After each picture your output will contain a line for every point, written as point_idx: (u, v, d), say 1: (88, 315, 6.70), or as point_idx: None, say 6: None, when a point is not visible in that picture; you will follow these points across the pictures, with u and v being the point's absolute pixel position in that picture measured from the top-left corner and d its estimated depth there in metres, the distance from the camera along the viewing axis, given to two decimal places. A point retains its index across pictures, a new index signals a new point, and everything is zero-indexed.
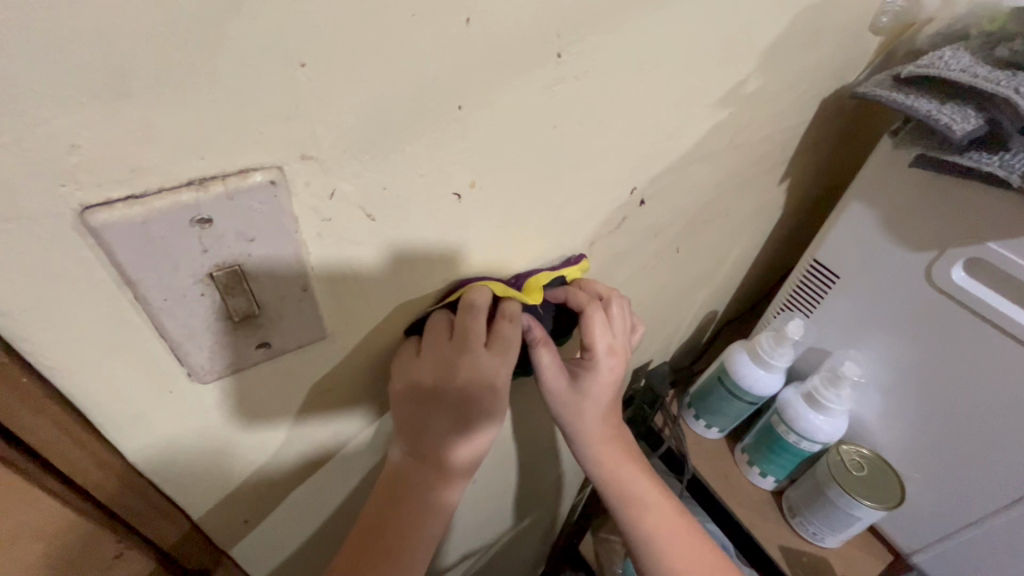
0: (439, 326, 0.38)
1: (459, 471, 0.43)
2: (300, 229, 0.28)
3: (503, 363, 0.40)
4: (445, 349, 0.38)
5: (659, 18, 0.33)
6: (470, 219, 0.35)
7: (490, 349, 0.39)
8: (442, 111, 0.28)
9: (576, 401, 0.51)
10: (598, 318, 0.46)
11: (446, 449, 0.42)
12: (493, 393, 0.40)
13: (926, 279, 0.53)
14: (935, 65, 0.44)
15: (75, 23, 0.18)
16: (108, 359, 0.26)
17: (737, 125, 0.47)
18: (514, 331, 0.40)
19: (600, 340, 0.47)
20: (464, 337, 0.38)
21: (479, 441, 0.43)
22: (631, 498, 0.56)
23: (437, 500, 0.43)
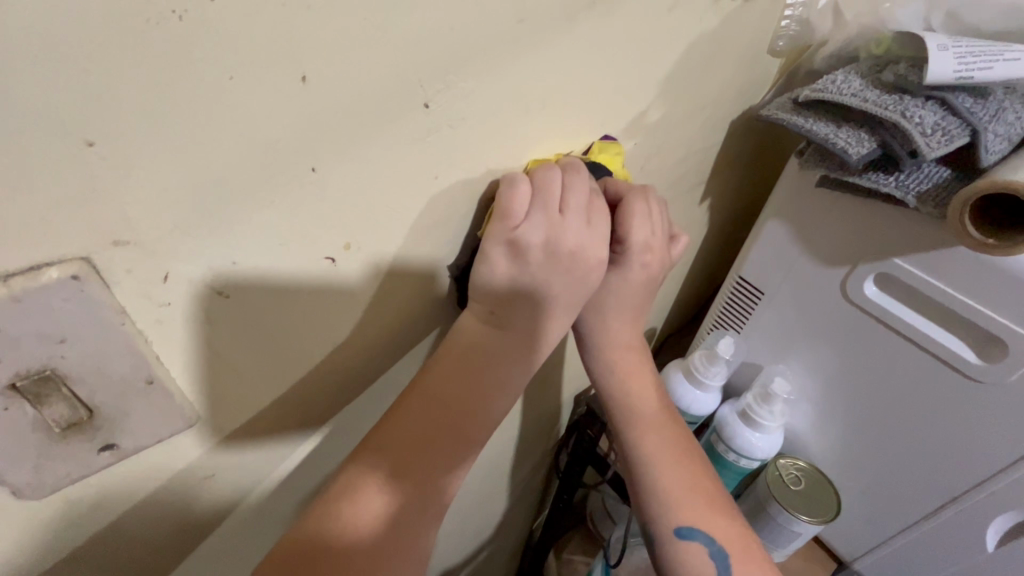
0: (547, 178, 0.34)
1: (519, 376, 0.35)
2: (127, 320, 0.24)
3: (594, 240, 0.35)
4: (546, 208, 0.33)
5: (540, 57, 0.31)
6: (355, 278, 0.32)
7: (587, 215, 0.35)
8: (293, 176, 0.25)
9: (613, 316, 0.44)
10: (638, 206, 0.39)
11: (532, 340, 0.35)
12: (576, 271, 0.35)
13: (842, 294, 0.54)
14: (828, 89, 0.44)
15: None
16: None
17: (645, 153, 0.46)
18: (604, 205, 0.36)
19: (636, 229, 0.39)
20: (542, 196, 0.34)
21: (551, 334, 0.36)
22: (640, 428, 0.46)
23: (474, 438, 0.33)
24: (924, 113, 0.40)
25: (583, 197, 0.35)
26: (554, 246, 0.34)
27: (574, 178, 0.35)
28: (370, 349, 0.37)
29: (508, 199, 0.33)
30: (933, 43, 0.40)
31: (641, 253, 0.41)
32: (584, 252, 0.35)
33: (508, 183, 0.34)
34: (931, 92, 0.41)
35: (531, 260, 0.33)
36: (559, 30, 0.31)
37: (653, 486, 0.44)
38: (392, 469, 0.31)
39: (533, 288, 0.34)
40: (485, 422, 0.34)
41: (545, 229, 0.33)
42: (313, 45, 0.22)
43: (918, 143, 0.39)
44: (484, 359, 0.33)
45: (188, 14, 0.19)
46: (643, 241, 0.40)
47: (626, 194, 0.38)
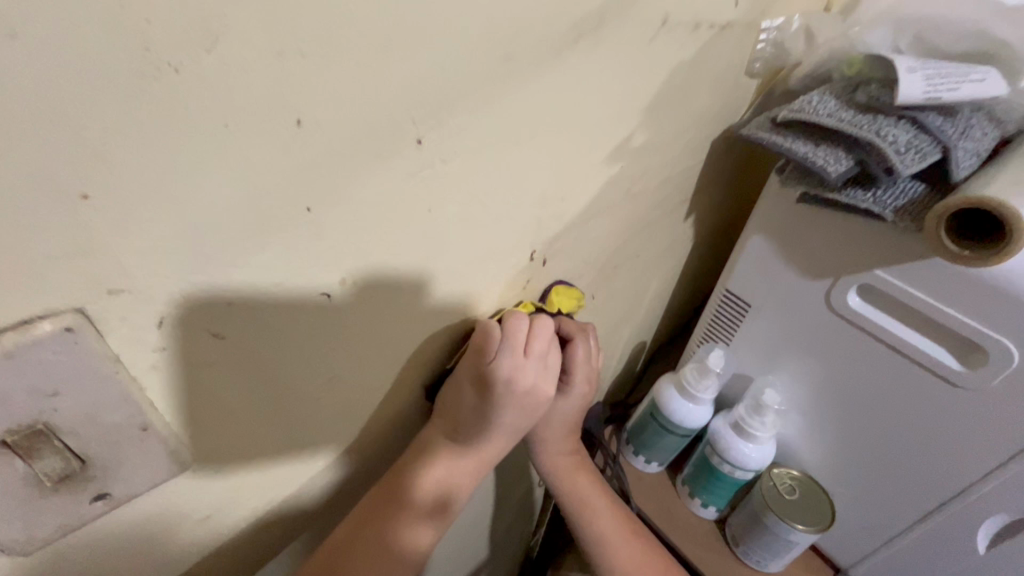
0: (515, 329, 0.42)
1: (468, 486, 0.46)
2: (122, 367, 0.24)
3: (547, 380, 0.45)
4: (505, 363, 0.41)
5: (528, 91, 0.32)
6: (350, 313, 0.32)
7: (537, 354, 0.43)
8: (288, 217, 0.25)
9: (571, 397, 0.54)
10: (582, 347, 0.49)
11: (478, 450, 0.46)
12: (531, 414, 0.46)
13: (827, 305, 0.55)
14: (805, 109, 0.45)
15: None
16: None
17: (631, 176, 0.47)
18: (553, 340, 0.45)
19: (579, 365, 0.50)
20: (509, 345, 0.41)
21: (500, 438, 0.46)
22: (580, 502, 0.59)
23: (439, 512, 0.45)
24: (897, 133, 0.41)
25: (528, 342, 0.43)
26: (517, 382, 0.43)
27: (528, 352, 0.43)
28: (366, 380, 0.37)
29: (482, 343, 0.41)
30: (903, 66, 0.42)
31: (582, 374, 0.51)
32: (534, 391, 0.44)
33: (486, 328, 0.41)
34: (902, 112, 0.42)
35: (495, 392, 0.42)
36: (547, 63, 0.32)
37: (601, 551, 0.58)
38: (365, 544, 0.40)
39: (490, 433, 0.45)
40: (450, 515, 0.47)
41: (511, 370, 0.41)
42: (308, 90, 0.22)
43: (892, 161, 0.41)
44: (437, 458, 0.43)
45: (182, 63, 0.19)
46: (582, 382, 0.52)
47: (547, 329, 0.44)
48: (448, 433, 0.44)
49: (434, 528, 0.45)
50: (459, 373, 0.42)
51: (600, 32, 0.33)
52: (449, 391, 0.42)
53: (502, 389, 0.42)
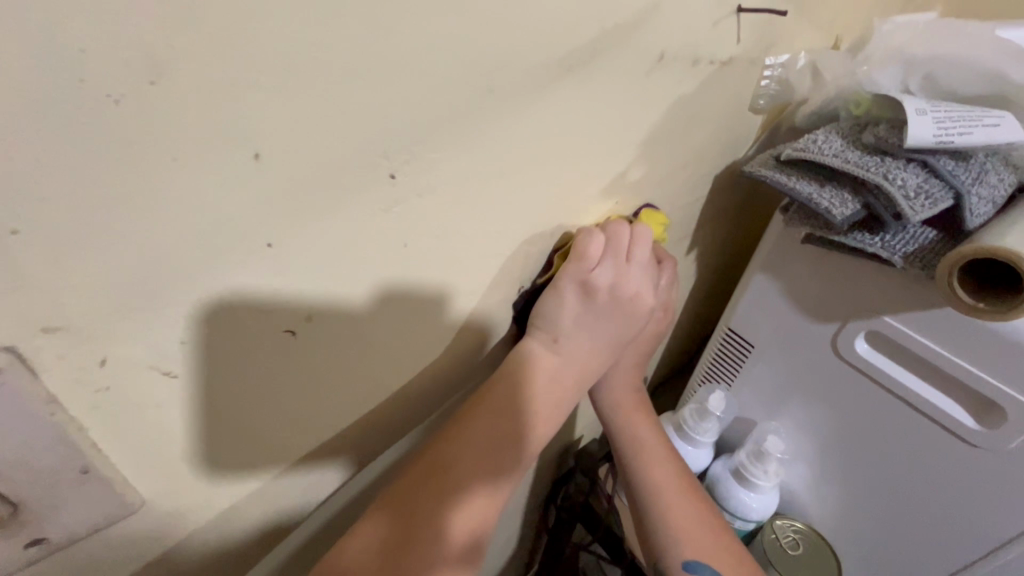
0: (590, 240, 0.40)
1: (544, 421, 0.41)
2: (59, 409, 0.22)
3: (640, 285, 0.43)
4: (615, 262, 0.41)
5: (513, 125, 0.31)
6: (318, 348, 0.31)
7: (640, 258, 0.43)
8: (246, 253, 0.24)
9: (643, 352, 0.53)
10: (670, 270, 0.48)
11: (552, 352, 0.41)
12: (637, 307, 0.44)
13: (833, 350, 0.52)
14: (810, 148, 0.43)
15: None
16: None
17: (627, 211, 0.46)
18: (651, 281, 0.44)
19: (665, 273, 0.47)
20: (610, 246, 0.41)
21: (584, 344, 0.42)
22: (653, 458, 0.50)
23: (482, 432, 0.38)
24: (906, 176, 0.39)
25: (631, 254, 0.42)
26: (603, 289, 0.41)
27: (626, 262, 0.42)
28: (338, 417, 0.35)
29: (581, 251, 0.40)
30: (912, 107, 0.40)
31: (633, 355, 0.53)
32: (627, 300, 0.43)
33: (584, 236, 0.40)
34: (912, 155, 0.40)
35: (597, 300, 0.41)
36: (533, 98, 0.30)
37: (654, 499, 0.49)
38: (427, 496, 0.36)
39: (582, 304, 0.41)
40: (534, 435, 0.40)
41: (613, 276, 0.41)
42: (264, 126, 0.21)
43: (901, 206, 0.39)
44: (516, 396, 0.39)
45: (124, 98, 0.18)
46: (660, 318, 0.53)
47: (660, 257, 0.47)
48: (539, 331, 0.41)
49: (474, 525, 0.37)
50: (559, 281, 0.40)
51: (591, 68, 0.32)
52: (534, 329, 0.41)
53: (587, 289, 0.40)
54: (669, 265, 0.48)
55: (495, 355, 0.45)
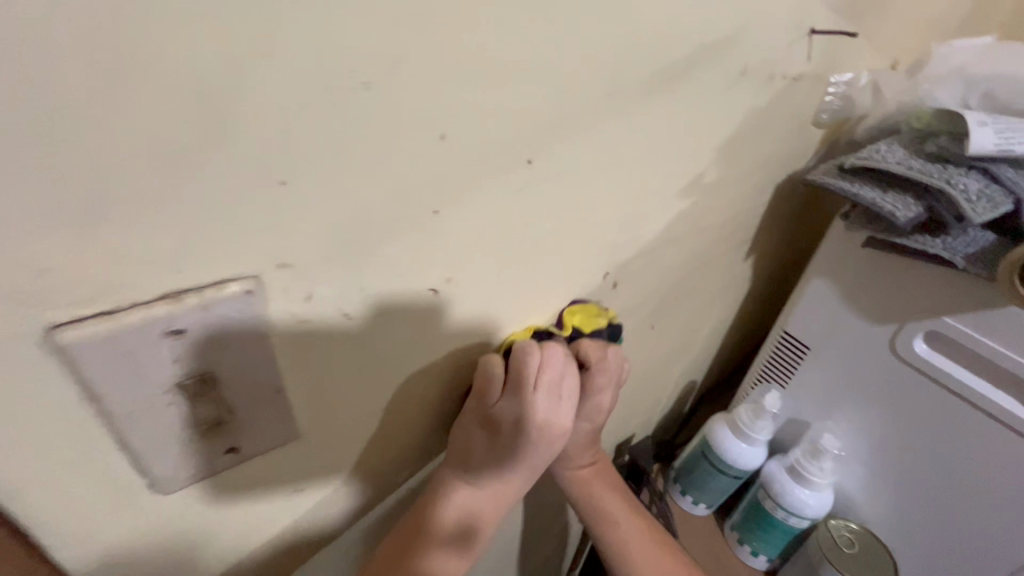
0: (522, 364, 0.39)
1: (502, 496, 0.45)
2: (274, 334, 0.28)
3: (554, 410, 0.41)
4: (519, 394, 0.40)
5: (622, 124, 0.36)
6: (448, 309, 0.36)
7: (556, 394, 0.41)
8: (418, 217, 0.29)
9: (598, 419, 0.52)
10: (597, 376, 0.46)
11: (487, 458, 0.43)
12: (546, 442, 0.42)
13: (891, 350, 0.55)
14: (874, 157, 0.47)
15: (73, 161, 0.19)
16: (55, 476, 0.25)
17: (700, 211, 0.50)
18: (575, 377, 0.42)
19: (597, 379, 0.46)
20: (512, 377, 0.39)
21: (500, 475, 0.44)
22: (608, 517, 0.57)
23: (453, 480, 0.43)
24: (968, 182, 0.43)
25: (557, 377, 0.41)
26: (505, 415, 0.40)
27: (548, 391, 0.40)
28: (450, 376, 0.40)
29: (483, 380, 0.40)
30: (973, 119, 0.44)
31: (591, 414, 0.51)
32: (546, 430, 0.41)
33: (488, 362, 0.40)
34: (973, 163, 0.44)
35: (503, 433, 0.41)
36: (640, 101, 0.36)
37: (624, 554, 0.56)
38: (412, 538, 0.41)
39: (496, 432, 0.41)
40: (501, 497, 0.45)
41: (546, 411, 0.41)
42: (452, 111, 0.27)
43: (964, 208, 0.42)
44: (477, 466, 0.43)
45: (371, 83, 0.23)
46: (609, 401, 0.50)
47: (591, 362, 0.44)
48: (478, 432, 0.42)
49: (463, 555, 0.44)
50: (469, 412, 0.41)
51: (687, 78, 0.37)
52: (460, 427, 0.42)
53: (488, 420, 0.41)
54: (611, 351, 0.45)
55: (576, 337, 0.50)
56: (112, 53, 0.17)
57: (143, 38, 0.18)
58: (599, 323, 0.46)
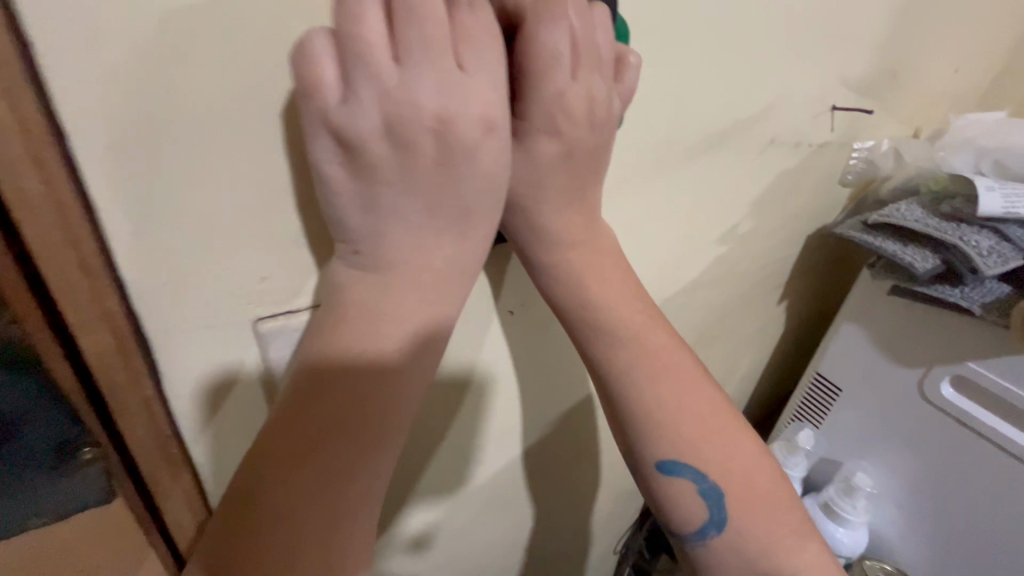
0: (352, 17, 0.22)
1: (433, 294, 0.27)
2: None
3: (457, 94, 0.24)
4: (378, 67, 0.22)
5: (667, 184, 0.44)
6: (520, 330, 0.43)
7: (450, 57, 0.23)
8: (505, 253, 0.38)
9: (566, 124, 0.29)
10: (558, 45, 0.26)
11: (377, 227, 0.25)
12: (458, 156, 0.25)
13: (920, 393, 0.58)
14: (894, 215, 0.53)
15: (295, 204, 0.27)
16: (229, 437, 0.33)
17: (735, 257, 0.57)
18: (491, 32, 0.24)
19: (563, 51, 0.26)
20: (353, 42, 0.22)
21: (401, 234, 0.26)
22: (660, 425, 0.36)
23: (337, 314, 0.26)
24: (980, 239, 0.48)
25: (446, 31, 0.23)
26: (393, 95, 0.23)
27: (473, 10, 0.24)
28: (515, 391, 0.47)
29: (303, 63, 0.22)
30: (982, 184, 0.50)
31: (550, 126, 0.29)
32: (455, 126, 0.24)
33: (305, 42, 0.22)
34: (984, 223, 0.50)
35: (369, 152, 0.24)
36: (683, 165, 0.44)
37: (672, 439, 0.36)
38: (313, 376, 0.25)
39: (361, 155, 0.24)
40: (427, 322, 0.27)
41: (433, 97, 0.23)
42: None
43: (975, 261, 0.47)
44: (370, 302, 0.26)
45: None
46: (584, 100, 0.28)
47: (525, 11, 0.26)
48: (341, 165, 0.24)
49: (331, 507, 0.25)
50: (310, 125, 0.23)
51: (722, 146, 0.45)
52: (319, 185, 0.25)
53: (348, 138, 0.23)
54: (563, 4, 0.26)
55: None
56: None
57: None
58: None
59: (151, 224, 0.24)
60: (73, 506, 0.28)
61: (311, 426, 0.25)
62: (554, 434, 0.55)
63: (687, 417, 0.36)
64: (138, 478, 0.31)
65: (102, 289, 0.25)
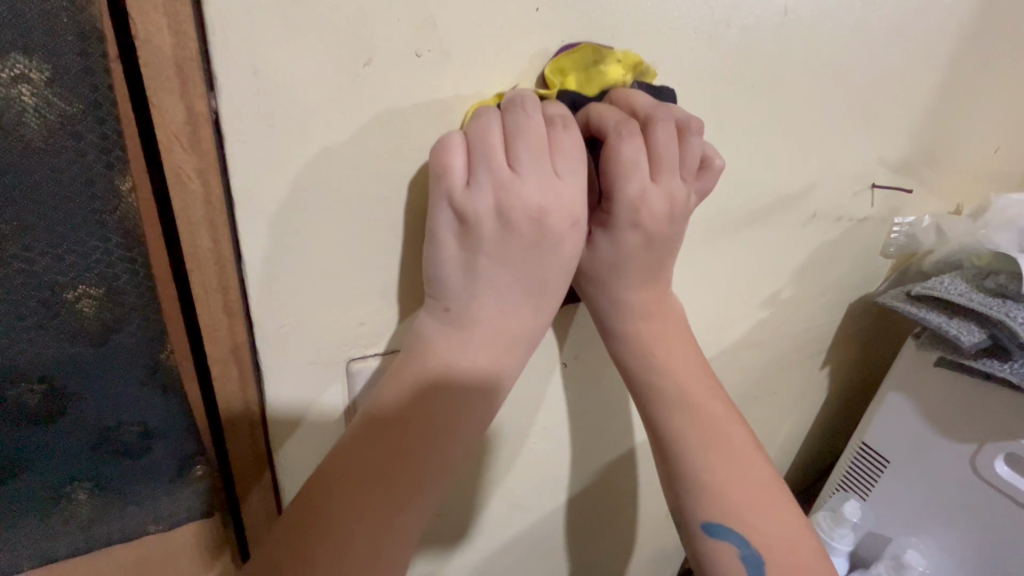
0: (478, 131, 0.28)
1: (503, 353, 0.31)
2: None
3: (552, 190, 0.28)
4: (496, 167, 0.28)
5: (714, 252, 0.47)
6: (573, 382, 0.46)
7: (548, 164, 0.28)
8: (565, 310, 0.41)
9: (647, 215, 0.32)
10: (637, 146, 0.30)
11: (472, 292, 0.29)
12: (549, 237, 0.29)
13: (972, 469, 0.57)
14: (938, 287, 0.55)
15: (395, 261, 0.32)
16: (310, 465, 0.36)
17: (777, 321, 0.59)
18: (579, 146, 0.29)
19: (639, 154, 0.30)
20: (475, 149, 0.28)
21: (491, 300, 0.30)
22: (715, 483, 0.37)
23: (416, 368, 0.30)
24: None
25: (547, 141, 0.28)
26: (501, 188, 0.28)
27: (567, 124, 0.29)
28: (564, 439, 0.49)
29: (438, 160, 0.28)
30: None
31: (632, 218, 0.33)
32: (549, 219, 0.29)
33: (439, 144, 0.28)
34: None
35: (480, 235, 0.29)
36: (729, 236, 0.47)
37: (713, 498, 0.38)
38: (392, 412, 0.29)
39: (472, 233, 0.29)
40: (490, 380, 0.31)
41: (535, 193, 0.28)
42: None
43: None
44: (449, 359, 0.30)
45: None
46: (661, 194, 0.32)
47: (608, 130, 0.30)
48: (456, 242, 0.29)
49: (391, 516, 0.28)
50: (435, 203, 0.29)
51: (766, 218, 0.49)
52: (432, 259, 0.30)
53: (462, 222, 0.28)
54: (637, 116, 0.30)
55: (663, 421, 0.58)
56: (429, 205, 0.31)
57: None
58: (606, 77, 0.32)
59: (283, 276, 0.29)
60: (188, 517, 0.33)
61: (383, 465, 0.28)
62: (597, 486, 0.56)
63: (730, 485, 0.38)
64: (230, 488, 0.36)
65: (237, 328, 0.30)
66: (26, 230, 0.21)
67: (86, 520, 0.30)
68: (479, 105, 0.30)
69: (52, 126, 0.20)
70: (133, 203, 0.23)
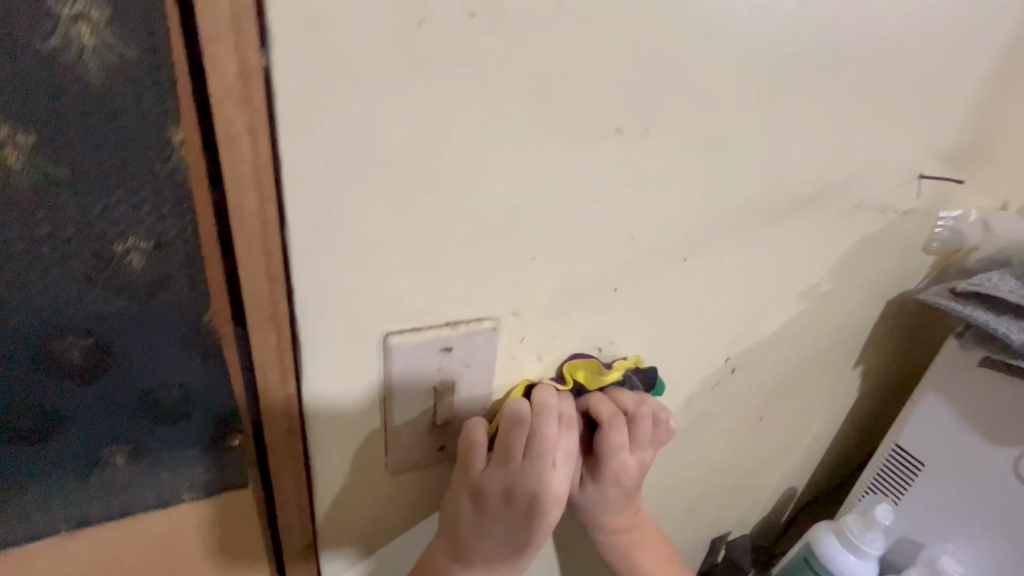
0: (512, 416, 0.36)
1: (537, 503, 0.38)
2: (496, 359, 0.38)
3: (550, 479, 0.37)
4: (509, 460, 0.37)
5: (756, 238, 0.46)
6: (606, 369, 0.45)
7: (549, 459, 0.37)
8: (603, 291, 0.40)
9: (622, 481, 0.44)
10: (618, 437, 0.40)
11: (483, 524, 0.38)
12: (542, 512, 0.38)
13: (1015, 475, 0.55)
14: (985, 284, 0.53)
15: (438, 231, 0.31)
16: (343, 442, 0.35)
17: (814, 315, 0.57)
18: (574, 445, 0.38)
19: (618, 441, 0.40)
20: (502, 443, 0.36)
21: (494, 549, 0.39)
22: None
23: (442, 546, 0.40)
24: None
25: (551, 443, 0.37)
26: (505, 490, 0.37)
27: (564, 425, 0.37)
28: None
29: (467, 443, 0.37)
30: None
31: (614, 478, 0.43)
32: (546, 495, 0.37)
33: (469, 430, 0.37)
34: None
35: (489, 500, 0.37)
36: (771, 223, 0.46)
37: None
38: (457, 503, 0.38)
39: (484, 501, 0.37)
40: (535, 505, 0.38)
41: (537, 484, 0.37)
42: (641, 223, 0.38)
43: None
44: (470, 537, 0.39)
45: (600, 200, 0.36)
46: (635, 461, 0.43)
47: (600, 419, 0.39)
48: (468, 502, 0.38)
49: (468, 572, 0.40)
50: (458, 485, 0.38)
51: (811, 206, 0.47)
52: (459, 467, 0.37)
53: (477, 490, 0.37)
54: (624, 410, 0.41)
55: (692, 413, 0.56)
56: (475, 174, 0.30)
57: (490, 167, 0.31)
58: (606, 380, 0.42)
59: (327, 244, 0.28)
60: (217, 485, 0.34)
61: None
62: None
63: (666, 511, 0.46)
64: (262, 466, 0.34)
65: (279, 295, 0.29)
66: (86, 171, 0.24)
67: (122, 485, 0.32)
68: (530, 171, 0.32)
69: (109, 70, 0.23)
70: (183, 153, 0.24)
